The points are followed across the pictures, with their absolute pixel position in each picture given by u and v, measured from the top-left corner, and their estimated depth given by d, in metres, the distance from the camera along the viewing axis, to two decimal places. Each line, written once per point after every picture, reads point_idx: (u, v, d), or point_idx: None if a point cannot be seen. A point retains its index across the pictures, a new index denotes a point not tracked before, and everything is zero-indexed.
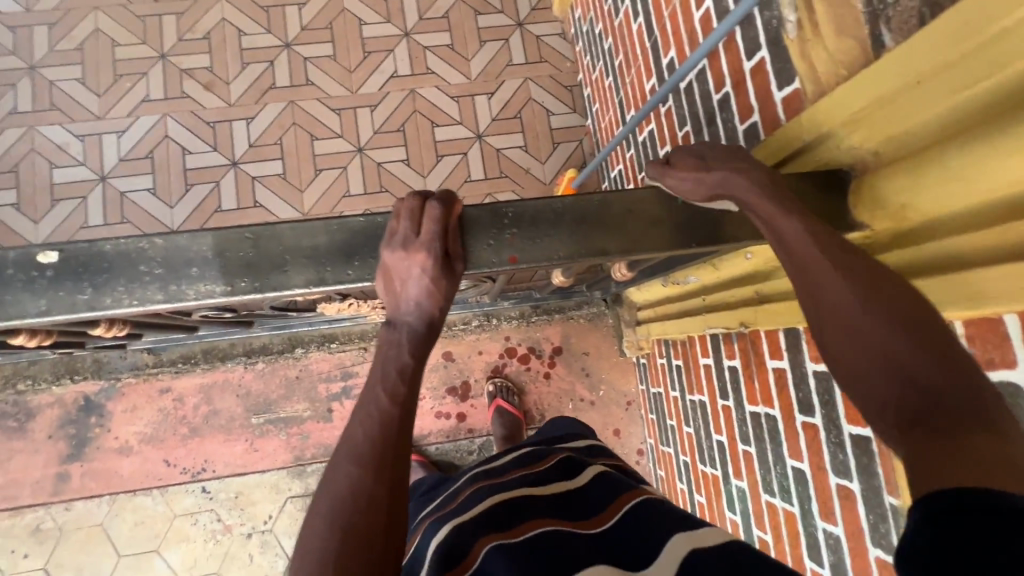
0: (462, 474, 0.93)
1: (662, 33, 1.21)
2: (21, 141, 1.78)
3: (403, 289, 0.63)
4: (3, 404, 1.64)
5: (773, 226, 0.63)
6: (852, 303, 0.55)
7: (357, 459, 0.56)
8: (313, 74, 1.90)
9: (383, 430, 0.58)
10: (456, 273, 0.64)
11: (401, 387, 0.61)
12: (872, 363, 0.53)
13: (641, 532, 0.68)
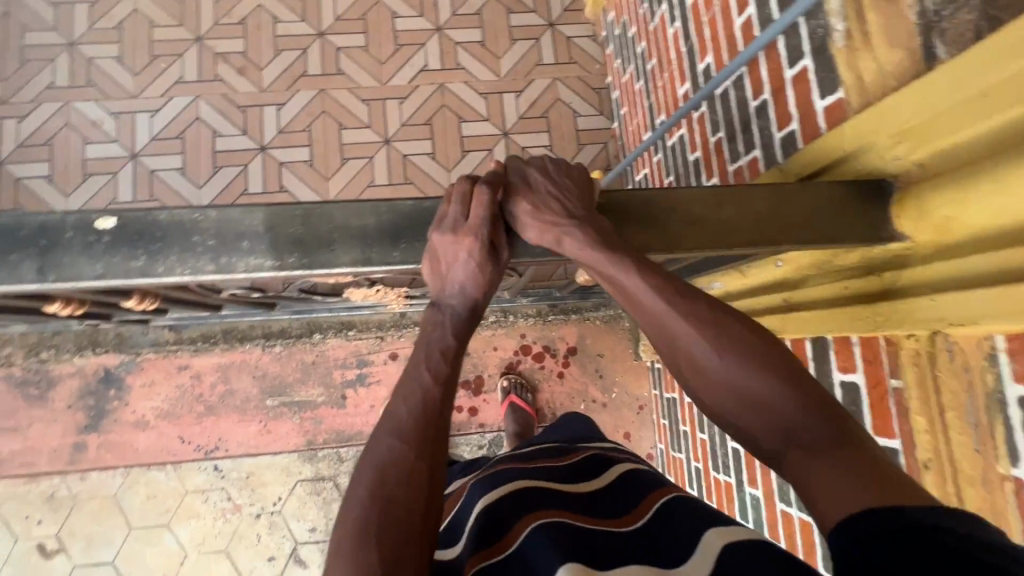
0: (490, 462, 0.95)
1: (700, 39, 1.22)
2: (57, 115, 1.81)
3: (451, 274, 0.63)
4: (25, 371, 1.67)
5: (616, 282, 0.62)
6: (720, 348, 0.57)
7: (400, 436, 0.56)
8: (345, 63, 1.92)
9: (426, 409, 0.58)
10: (500, 261, 0.65)
11: (446, 368, 0.61)
12: (750, 403, 0.55)
13: (675, 524, 0.67)
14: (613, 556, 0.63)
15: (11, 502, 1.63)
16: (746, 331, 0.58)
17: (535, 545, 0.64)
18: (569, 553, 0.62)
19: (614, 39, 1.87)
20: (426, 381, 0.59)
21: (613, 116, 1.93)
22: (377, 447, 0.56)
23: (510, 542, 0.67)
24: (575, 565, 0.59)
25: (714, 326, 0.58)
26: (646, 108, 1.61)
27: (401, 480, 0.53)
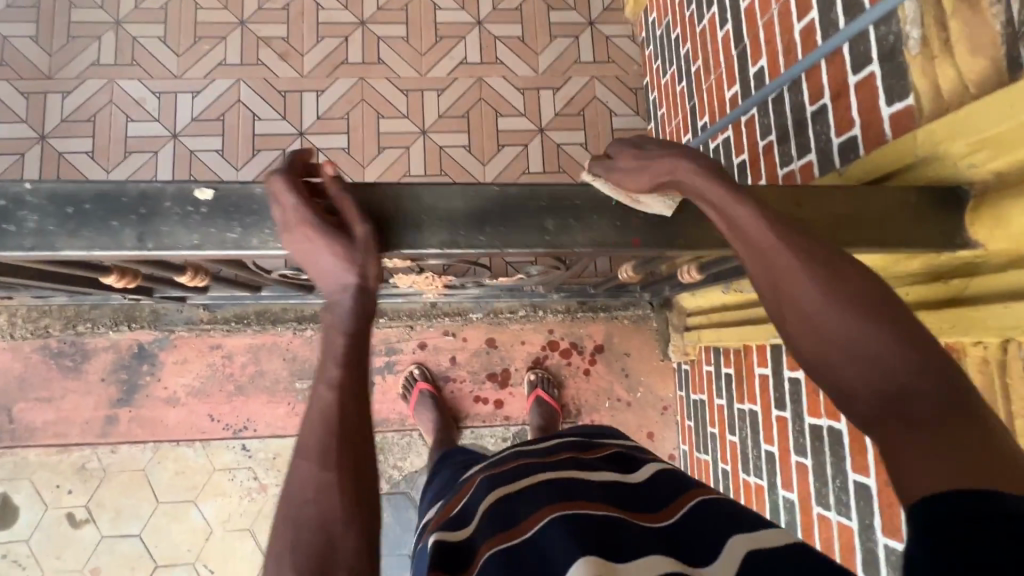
0: (510, 448, 0.94)
1: (753, 42, 1.22)
2: (100, 92, 1.83)
3: (313, 259, 0.59)
4: (61, 343, 1.70)
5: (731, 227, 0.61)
6: (832, 303, 0.55)
7: (319, 458, 0.55)
8: (385, 53, 1.93)
9: (328, 420, 0.56)
10: (360, 234, 0.60)
11: (349, 374, 0.58)
12: (855, 361, 0.53)
13: (697, 534, 0.67)
14: (631, 550, 0.63)
15: (42, 471, 1.66)
16: (866, 286, 0.55)
17: (553, 537, 0.64)
18: (586, 547, 0.61)
19: (654, 40, 1.87)
20: (330, 393, 0.57)
21: (649, 116, 1.94)
22: (299, 469, 0.55)
23: (525, 531, 0.67)
24: (593, 560, 0.59)
25: (830, 280, 0.56)
26: (687, 110, 1.61)
27: (325, 500, 0.53)
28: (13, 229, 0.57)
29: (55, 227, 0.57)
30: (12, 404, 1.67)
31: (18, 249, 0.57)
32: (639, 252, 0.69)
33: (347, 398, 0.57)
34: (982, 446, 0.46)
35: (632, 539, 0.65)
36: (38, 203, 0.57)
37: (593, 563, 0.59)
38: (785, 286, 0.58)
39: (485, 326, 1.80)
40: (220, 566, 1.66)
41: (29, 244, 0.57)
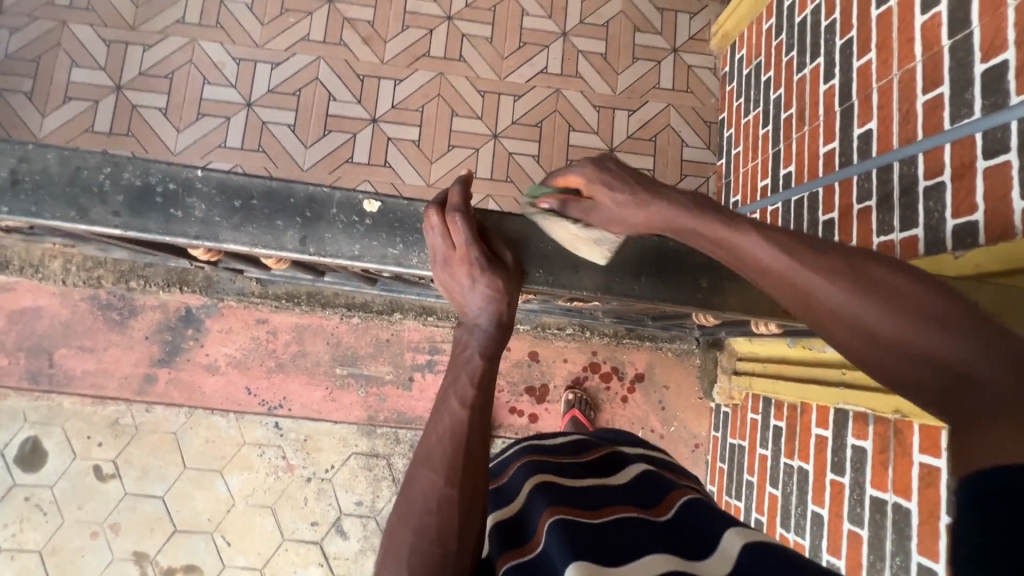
0: (507, 449, 0.91)
1: (863, 104, 1.21)
2: (182, 51, 1.83)
3: (470, 296, 0.59)
4: (111, 295, 1.70)
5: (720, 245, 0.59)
6: (857, 302, 0.53)
7: (437, 475, 0.52)
8: (467, 51, 1.92)
9: (458, 439, 0.54)
10: (508, 263, 0.61)
11: (478, 395, 0.56)
12: (903, 357, 0.51)
13: (696, 532, 0.64)
14: (622, 552, 0.60)
15: (75, 420, 1.66)
16: (889, 281, 0.53)
17: (551, 542, 0.61)
18: (580, 552, 0.59)
19: (739, 77, 1.85)
20: (464, 414, 0.55)
21: (721, 152, 1.92)
22: (417, 481, 0.53)
23: (534, 547, 0.64)
24: (584, 565, 0.56)
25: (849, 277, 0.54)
26: (768, 155, 1.60)
27: (443, 518, 0.51)
28: (180, 215, 0.56)
29: (219, 219, 0.57)
30: (54, 349, 1.67)
31: (182, 237, 0.56)
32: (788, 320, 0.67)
33: (480, 418, 0.55)
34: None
35: (627, 543, 0.62)
36: (208, 192, 0.57)
37: (585, 568, 0.56)
38: (810, 294, 0.55)
39: (530, 338, 1.79)
40: (237, 540, 1.66)
41: (193, 232, 0.56)
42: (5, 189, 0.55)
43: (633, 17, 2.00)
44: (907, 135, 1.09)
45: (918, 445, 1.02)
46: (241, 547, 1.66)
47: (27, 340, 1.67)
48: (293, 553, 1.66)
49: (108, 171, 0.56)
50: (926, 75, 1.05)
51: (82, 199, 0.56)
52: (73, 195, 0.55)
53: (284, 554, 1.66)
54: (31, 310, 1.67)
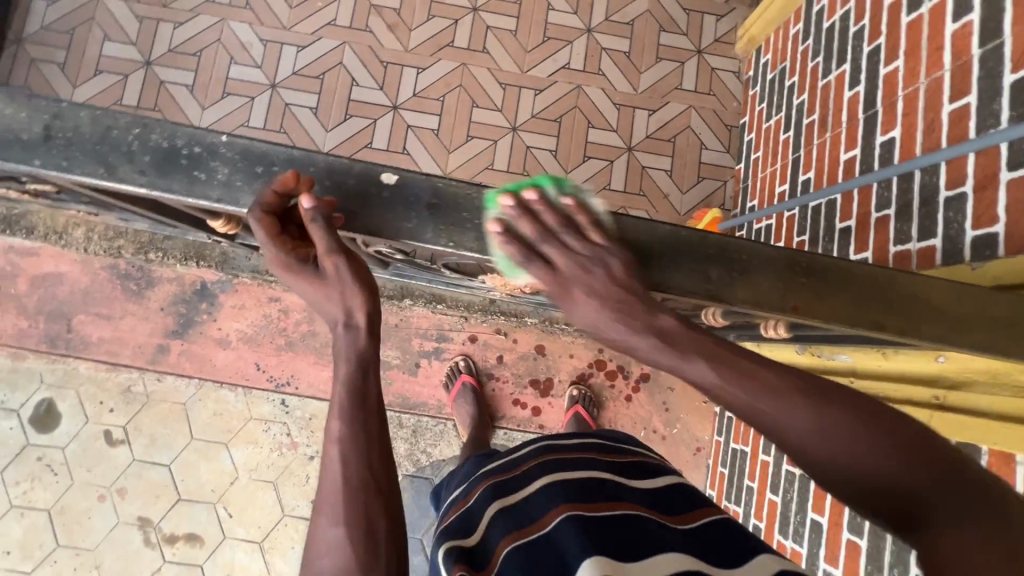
0: (523, 444, 0.90)
1: (887, 111, 1.20)
2: (211, 30, 1.86)
3: (311, 301, 0.67)
4: (130, 266, 1.73)
5: (676, 371, 0.55)
6: (820, 431, 0.53)
7: (332, 515, 0.54)
8: (491, 43, 1.93)
9: (347, 472, 0.55)
10: (335, 267, 0.64)
11: (355, 425, 0.58)
12: (865, 483, 0.53)
13: (711, 546, 0.65)
14: (642, 549, 0.62)
15: (89, 385, 1.70)
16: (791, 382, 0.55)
17: (569, 537, 0.63)
18: (600, 548, 0.61)
19: (762, 82, 1.84)
20: (338, 449, 0.56)
21: (740, 156, 1.90)
22: (318, 529, 0.54)
23: (541, 527, 0.67)
24: (602, 561, 0.58)
25: (807, 402, 0.54)
26: (788, 161, 1.58)
27: (343, 558, 0.52)
28: (204, 177, 0.58)
29: (241, 184, 0.58)
30: (73, 315, 1.72)
31: (204, 198, 0.58)
32: (798, 319, 0.63)
33: (356, 440, 0.57)
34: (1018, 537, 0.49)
35: (641, 543, 0.63)
36: (230, 156, 0.58)
37: (603, 564, 0.58)
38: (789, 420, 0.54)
39: (537, 332, 1.80)
40: (239, 512, 1.69)
41: (214, 194, 0.58)
42: (39, 143, 0.57)
43: (659, 16, 1.99)
44: (931, 144, 1.07)
45: None
46: (242, 520, 1.68)
47: (48, 304, 1.71)
48: (292, 529, 1.69)
49: (137, 132, 0.57)
50: (953, 84, 1.04)
51: (111, 157, 0.57)
52: (102, 153, 0.57)
53: (283, 529, 1.69)
54: (53, 276, 1.72)
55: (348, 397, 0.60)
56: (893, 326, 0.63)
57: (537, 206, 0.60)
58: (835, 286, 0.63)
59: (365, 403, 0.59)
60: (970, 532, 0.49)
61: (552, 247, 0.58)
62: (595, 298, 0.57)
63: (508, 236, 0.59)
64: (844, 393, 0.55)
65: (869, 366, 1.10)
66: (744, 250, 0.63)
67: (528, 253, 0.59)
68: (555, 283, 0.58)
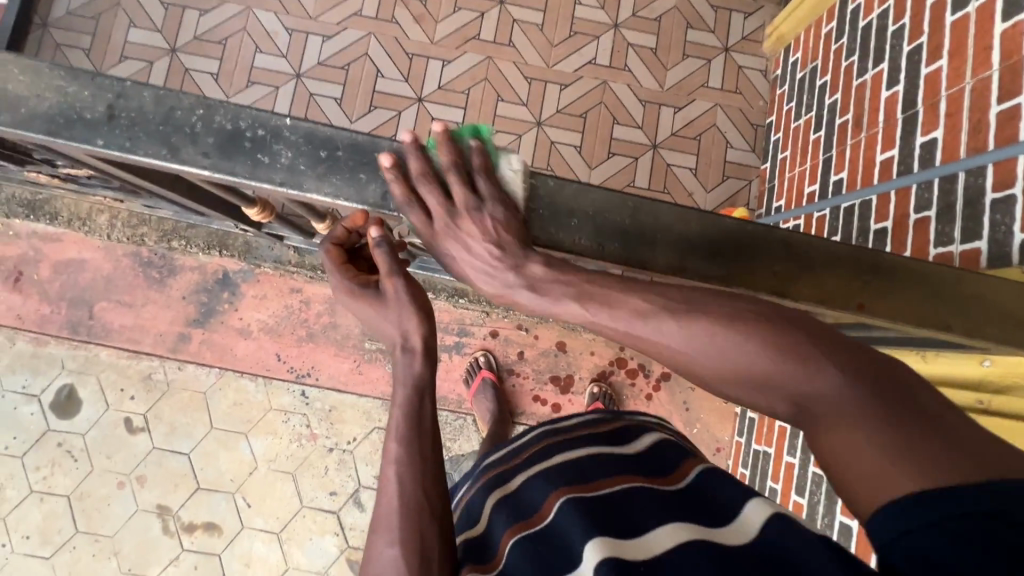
0: (522, 434, 0.86)
1: (929, 111, 1.18)
2: (236, 19, 1.85)
3: (372, 326, 0.67)
4: (153, 254, 1.73)
5: (556, 316, 0.60)
6: (705, 349, 0.54)
7: (388, 535, 0.56)
8: (517, 37, 1.91)
9: (403, 494, 0.57)
10: (394, 288, 0.65)
11: (410, 447, 0.59)
12: (765, 391, 0.53)
13: (704, 504, 0.64)
14: (640, 523, 0.61)
15: (110, 372, 1.70)
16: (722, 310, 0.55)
17: (578, 525, 0.61)
18: (602, 530, 0.59)
19: (791, 81, 1.82)
20: (395, 471, 0.58)
21: (766, 156, 1.88)
22: (375, 546, 0.56)
23: (541, 519, 0.65)
24: (605, 542, 0.57)
25: (677, 322, 0.55)
26: (818, 161, 1.57)
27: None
28: (267, 161, 0.57)
29: (304, 167, 0.57)
30: (94, 302, 1.71)
31: (267, 182, 0.57)
32: (862, 318, 0.62)
33: (413, 461, 0.59)
34: (919, 415, 0.48)
35: (635, 517, 0.62)
36: (295, 140, 0.57)
37: (605, 544, 0.57)
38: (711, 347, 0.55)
39: (558, 328, 1.79)
40: (258, 502, 1.68)
41: (278, 178, 0.57)
42: (102, 122, 0.56)
43: (686, 12, 1.97)
44: (977, 145, 1.06)
45: None
46: (261, 510, 1.68)
47: (70, 290, 1.71)
48: (311, 520, 1.69)
49: (200, 113, 0.56)
50: (1002, 84, 1.02)
51: (174, 138, 0.56)
52: (165, 133, 0.56)
53: (302, 520, 1.69)
54: (76, 262, 1.71)
55: (405, 420, 0.61)
56: (956, 326, 0.63)
57: (443, 148, 0.58)
58: (900, 285, 0.62)
59: (424, 426, 0.61)
60: (859, 421, 0.49)
61: (433, 195, 0.59)
62: (465, 252, 0.60)
63: (401, 175, 0.58)
64: (720, 304, 0.55)
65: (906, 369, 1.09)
66: (809, 246, 0.61)
67: (410, 196, 0.58)
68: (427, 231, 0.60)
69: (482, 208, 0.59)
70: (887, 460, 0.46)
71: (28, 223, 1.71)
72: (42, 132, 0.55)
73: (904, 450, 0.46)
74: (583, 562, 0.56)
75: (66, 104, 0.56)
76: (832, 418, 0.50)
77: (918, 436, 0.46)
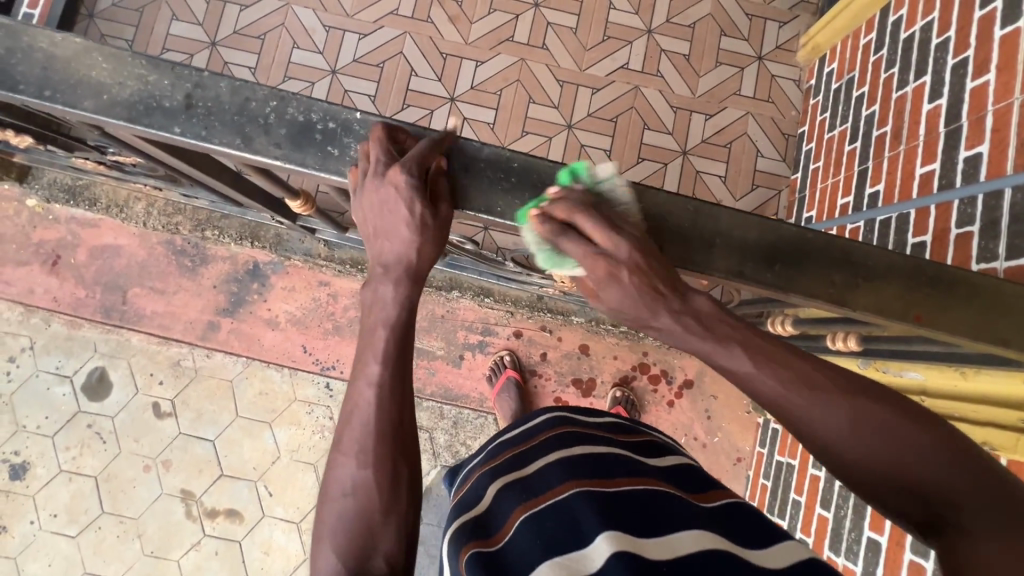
0: (536, 416, 0.89)
1: (974, 125, 1.17)
2: (276, 14, 1.88)
3: (386, 226, 0.57)
4: (186, 243, 1.76)
5: (711, 360, 0.56)
6: (858, 431, 0.53)
7: (358, 459, 0.54)
8: (551, 40, 1.92)
9: (378, 419, 0.55)
10: (444, 216, 0.57)
11: (392, 371, 0.57)
12: (903, 482, 0.53)
13: (730, 522, 0.64)
14: (659, 523, 0.61)
15: (141, 357, 1.73)
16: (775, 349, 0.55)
17: (582, 510, 0.62)
18: (613, 523, 0.59)
19: (826, 91, 1.81)
20: (374, 393, 0.55)
21: (797, 166, 1.87)
22: (342, 467, 0.54)
23: (550, 497, 0.66)
24: (616, 537, 0.57)
25: (840, 396, 0.54)
26: (853, 172, 1.56)
27: (366, 501, 0.53)
28: (337, 153, 0.58)
29: None
30: (128, 287, 1.74)
31: (336, 174, 0.58)
32: (918, 329, 0.62)
33: (392, 393, 0.56)
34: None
35: (659, 518, 0.61)
36: (363, 134, 0.59)
37: (615, 540, 0.57)
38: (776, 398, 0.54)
39: (582, 331, 1.79)
40: (278, 492, 1.70)
41: (346, 170, 0.59)
42: (181, 111, 0.57)
43: (720, 20, 1.97)
44: None
45: None
46: (281, 498, 1.70)
47: (105, 275, 1.74)
48: None
49: (274, 105, 0.58)
50: None
51: (248, 128, 0.58)
52: (240, 123, 0.58)
53: None
54: (111, 248, 1.75)
55: (388, 342, 0.57)
56: (1016, 342, 0.63)
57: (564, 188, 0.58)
58: (959, 299, 0.62)
59: (406, 353, 0.58)
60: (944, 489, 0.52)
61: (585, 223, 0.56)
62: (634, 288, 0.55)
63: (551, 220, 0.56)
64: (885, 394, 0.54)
65: (943, 384, 1.09)
66: (868, 256, 0.61)
67: (564, 229, 0.56)
68: (594, 266, 0.55)
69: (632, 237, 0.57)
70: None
71: (68, 208, 1.75)
72: (123, 118, 0.57)
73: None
74: (594, 546, 0.57)
75: (146, 93, 0.57)
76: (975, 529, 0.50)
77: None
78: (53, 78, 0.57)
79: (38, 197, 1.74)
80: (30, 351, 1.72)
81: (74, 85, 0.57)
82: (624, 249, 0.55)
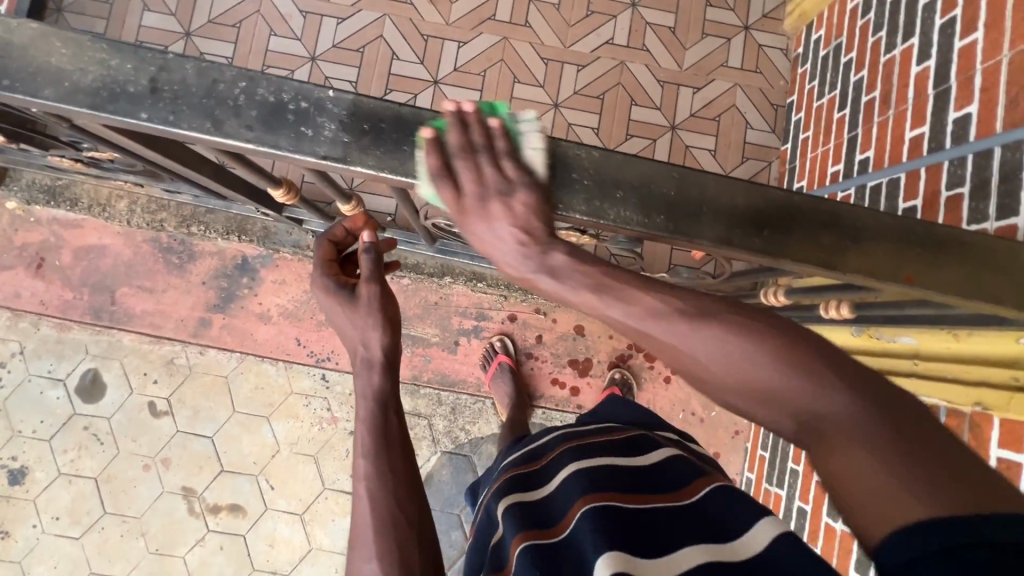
0: (539, 437, 0.90)
1: (963, 86, 1.16)
2: (250, 2, 1.83)
3: (342, 327, 0.70)
4: (172, 240, 1.74)
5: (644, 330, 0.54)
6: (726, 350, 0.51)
7: (366, 551, 0.56)
8: (534, 17, 1.88)
9: (379, 510, 0.58)
10: (368, 293, 0.69)
11: (379, 459, 0.61)
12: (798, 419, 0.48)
13: (720, 517, 0.60)
14: (653, 541, 0.58)
15: (133, 356, 1.72)
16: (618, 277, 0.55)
17: (582, 534, 0.60)
18: (612, 543, 0.57)
19: (814, 59, 1.78)
20: (366, 486, 0.60)
21: (787, 136, 1.85)
22: (354, 566, 0.56)
23: (557, 531, 0.64)
24: (610, 559, 0.54)
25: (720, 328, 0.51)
26: (843, 141, 1.55)
27: None
28: (311, 134, 0.57)
29: (348, 140, 0.57)
30: (116, 288, 1.72)
31: (310, 155, 0.57)
32: (909, 290, 0.62)
33: (386, 478, 0.60)
34: (945, 453, 0.44)
35: (653, 534, 0.59)
36: (338, 112, 0.57)
37: (609, 563, 0.54)
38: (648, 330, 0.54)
39: (576, 312, 1.79)
40: (280, 484, 1.71)
41: (321, 151, 0.57)
42: (146, 96, 0.55)
43: None
44: (1014, 120, 1.04)
45: (996, 439, 0.97)
46: (283, 491, 1.70)
47: (92, 276, 1.72)
48: (332, 502, 1.71)
49: (243, 85, 0.56)
50: None
51: (217, 111, 0.56)
52: (208, 107, 0.56)
53: (324, 501, 1.71)
54: (97, 248, 1.72)
55: (372, 433, 0.63)
56: (1009, 300, 0.63)
57: (473, 122, 0.56)
58: (950, 258, 0.62)
59: (399, 443, 0.63)
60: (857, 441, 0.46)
61: (467, 169, 0.56)
62: (492, 233, 0.56)
63: (437, 150, 0.56)
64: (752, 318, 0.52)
65: (934, 346, 1.11)
66: (856, 218, 0.60)
67: (444, 168, 0.56)
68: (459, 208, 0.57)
69: (517, 187, 0.56)
70: (911, 489, 0.43)
71: (49, 210, 1.72)
72: (85, 106, 0.55)
73: (940, 491, 0.42)
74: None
75: (110, 79, 0.55)
76: (904, 484, 0.43)
77: (954, 479, 0.43)
78: (10, 66, 0.55)
79: (18, 200, 1.71)
80: (21, 356, 1.70)
81: (33, 73, 0.55)
82: (500, 189, 0.56)
